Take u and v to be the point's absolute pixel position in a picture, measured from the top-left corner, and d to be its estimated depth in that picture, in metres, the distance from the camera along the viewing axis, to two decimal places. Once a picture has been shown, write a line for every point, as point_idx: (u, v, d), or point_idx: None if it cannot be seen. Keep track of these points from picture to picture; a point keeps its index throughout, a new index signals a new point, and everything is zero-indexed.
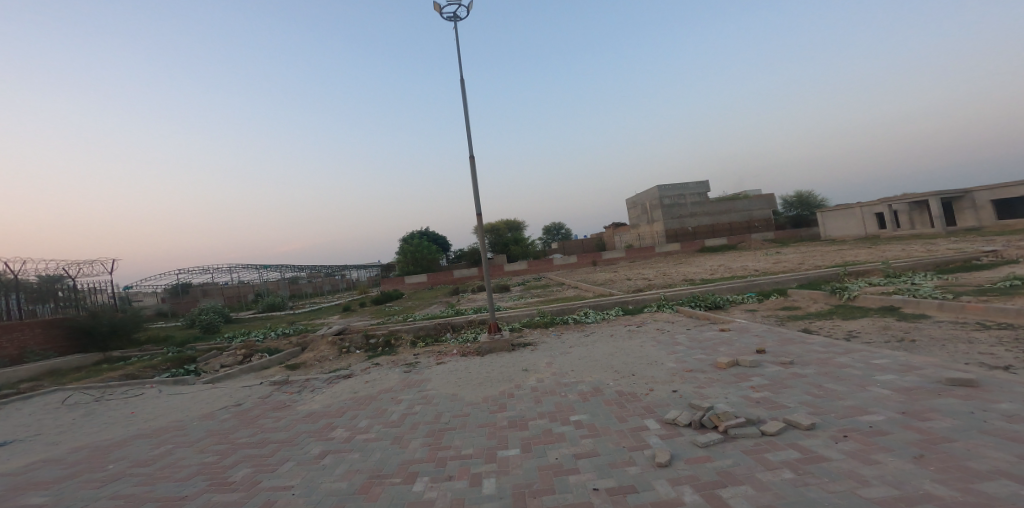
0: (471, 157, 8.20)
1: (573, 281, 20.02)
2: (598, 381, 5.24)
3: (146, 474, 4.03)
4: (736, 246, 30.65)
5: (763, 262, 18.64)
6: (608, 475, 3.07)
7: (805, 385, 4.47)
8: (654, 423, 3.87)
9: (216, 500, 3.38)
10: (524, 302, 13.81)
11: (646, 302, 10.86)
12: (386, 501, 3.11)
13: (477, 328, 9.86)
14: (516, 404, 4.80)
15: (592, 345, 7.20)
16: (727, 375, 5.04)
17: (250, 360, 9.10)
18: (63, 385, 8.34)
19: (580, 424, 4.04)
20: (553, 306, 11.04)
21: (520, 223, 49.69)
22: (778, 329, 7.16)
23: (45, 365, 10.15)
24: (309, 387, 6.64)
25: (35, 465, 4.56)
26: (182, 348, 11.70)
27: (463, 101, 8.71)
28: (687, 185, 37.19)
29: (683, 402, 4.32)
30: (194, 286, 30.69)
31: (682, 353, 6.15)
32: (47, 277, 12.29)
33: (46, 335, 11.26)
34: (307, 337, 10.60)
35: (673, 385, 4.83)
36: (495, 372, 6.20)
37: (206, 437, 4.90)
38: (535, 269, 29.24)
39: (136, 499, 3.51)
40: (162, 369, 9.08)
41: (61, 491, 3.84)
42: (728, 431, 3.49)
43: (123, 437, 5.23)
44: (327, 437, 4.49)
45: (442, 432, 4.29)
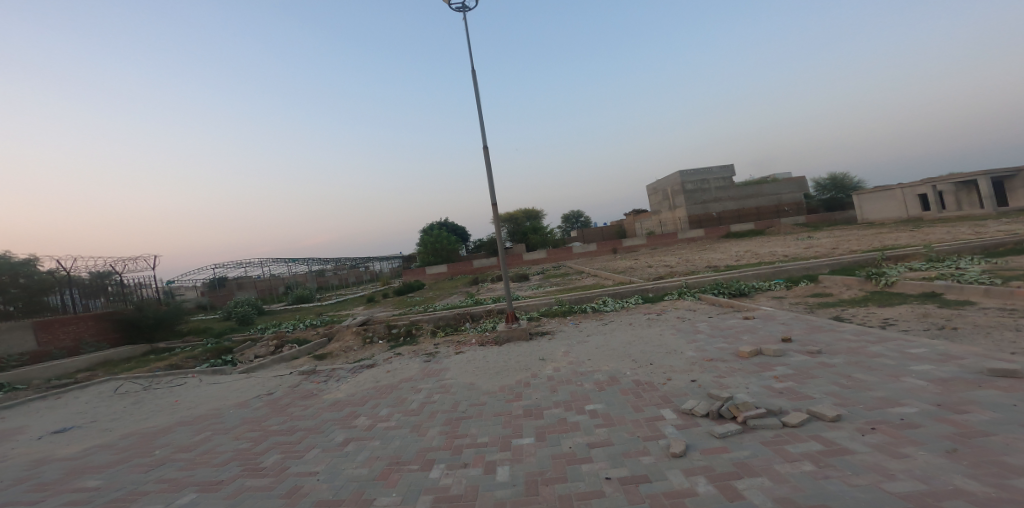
0: (485, 145, 8.15)
1: (591, 270, 19.72)
2: (615, 370, 5.19)
3: (186, 460, 4.27)
4: (764, 232, 29.58)
5: (793, 248, 17.88)
6: (621, 465, 3.06)
7: (832, 375, 4.30)
8: (671, 413, 3.82)
9: (249, 484, 3.57)
10: (543, 292, 13.74)
11: (667, 290, 10.65)
12: (403, 487, 3.20)
13: (496, 317, 9.95)
14: (532, 393, 4.81)
15: (610, 334, 7.14)
16: (750, 365, 4.90)
17: (281, 350, 9.48)
18: (115, 375, 8.91)
19: (595, 413, 4.02)
20: (571, 295, 10.96)
21: (539, 212, 49.67)
22: (806, 317, 6.90)
23: (99, 356, 10.86)
24: (333, 377, 6.83)
25: (90, 450, 4.92)
26: (220, 340, 12.25)
27: (476, 91, 8.64)
28: (710, 169, 35.55)
29: (701, 392, 4.23)
30: (229, 280, 32.38)
31: (703, 342, 6.01)
32: (97, 274, 12.96)
33: (98, 328, 11.99)
34: (333, 327, 10.95)
35: (692, 374, 4.73)
36: (512, 361, 6.23)
37: (240, 425, 5.15)
38: (554, 258, 29.05)
39: (177, 484, 3.72)
40: (202, 360, 9.61)
41: (112, 475, 4.13)
42: (747, 421, 3.42)
43: (167, 424, 5.55)
44: (350, 425, 4.63)
45: (459, 420, 4.35)
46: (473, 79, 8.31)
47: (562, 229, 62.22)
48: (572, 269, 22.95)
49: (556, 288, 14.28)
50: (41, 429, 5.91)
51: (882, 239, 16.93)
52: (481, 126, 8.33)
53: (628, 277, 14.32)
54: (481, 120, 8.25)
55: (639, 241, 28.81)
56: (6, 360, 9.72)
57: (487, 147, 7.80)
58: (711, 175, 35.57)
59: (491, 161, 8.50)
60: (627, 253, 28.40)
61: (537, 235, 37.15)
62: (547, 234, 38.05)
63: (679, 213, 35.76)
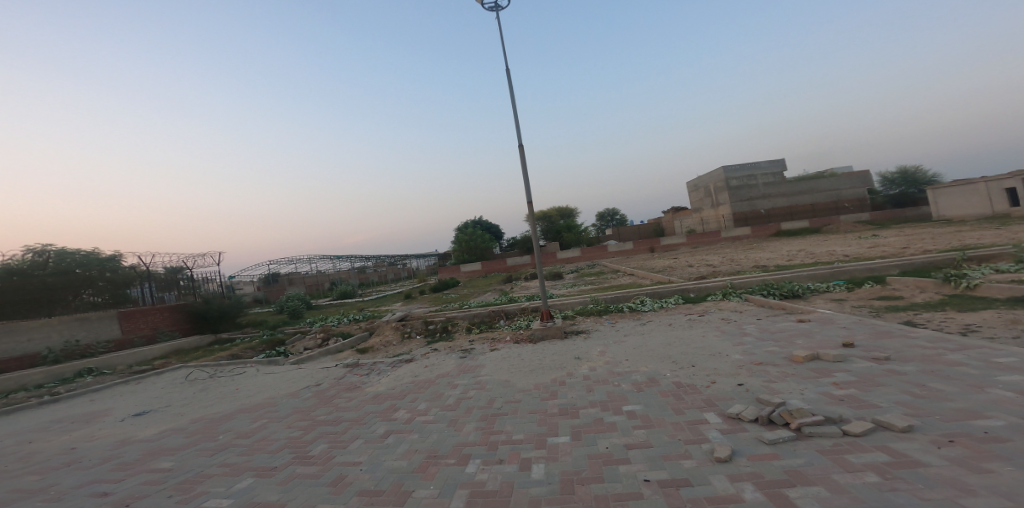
0: (519, 142, 8.17)
1: (628, 269, 19.22)
2: (654, 371, 5.00)
3: (244, 446, 4.58)
4: (820, 230, 27.58)
5: (854, 247, 16.50)
6: (661, 467, 2.94)
7: (902, 383, 3.90)
8: (715, 417, 3.62)
9: (299, 472, 3.76)
10: (578, 290, 13.56)
11: (710, 290, 10.16)
12: (440, 481, 3.25)
13: (530, 315, 9.92)
14: (567, 392, 4.74)
15: (648, 335, 6.90)
16: (805, 370, 4.55)
17: (327, 343, 9.97)
18: (185, 363, 9.75)
19: (632, 414, 3.89)
20: (607, 294, 10.72)
21: (573, 210, 49.14)
22: (871, 321, 6.33)
23: (172, 345, 11.91)
24: (375, 370, 7.08)
25: (165, 433, 5.40)
26: (273, 333, 13.11)
27: (510, 89, 8.70)
28: (759, 164, 33.71)
29: (749, 396, 3.98)
30: (281, 276, 34.52)
31: (751, 345, 5.67)
32: (170, 269, 14.20)
33: (172, 318, 13.21)
34: (374, 322, 11.37)
35: (739, 378, 4.46)
36: (547, 359, 6.18)
37: (292, 414, 5.45)
38: (589, 256, 28.58)
39: (237, 469, 4.00)
40: (258, 351, 10.31)
41: (182, 458, 4.50)
42: (802, 429, 3.17)
43: (228, 411, 5.99)
44: (391, 417, 4.77)
45: (495, 417, 4.36)
46: (507, 77, 8.36)
47: (598, 227, 61.19)
48: (608, 267, 22.48)
49: (592, 287, 14.03)
50: (124, 411, 6.57)
51: (961, 238, 15.24)
52: (516, 124, 8.32)
53: (667, 276, 13.81)
54: (515, 119, 8.23)
55: (680, 240, 27.81)
56: (95, 347, 10.96)
57: (521, 145, 7.78)
58: (759, 170, 33.82)
59: (525, 158, 8.50)
60: (667, 251, 27.46)
61: (573, 234, 36.78)
62: (583, 233, 37.56)
63: (723, 210, 33.98)
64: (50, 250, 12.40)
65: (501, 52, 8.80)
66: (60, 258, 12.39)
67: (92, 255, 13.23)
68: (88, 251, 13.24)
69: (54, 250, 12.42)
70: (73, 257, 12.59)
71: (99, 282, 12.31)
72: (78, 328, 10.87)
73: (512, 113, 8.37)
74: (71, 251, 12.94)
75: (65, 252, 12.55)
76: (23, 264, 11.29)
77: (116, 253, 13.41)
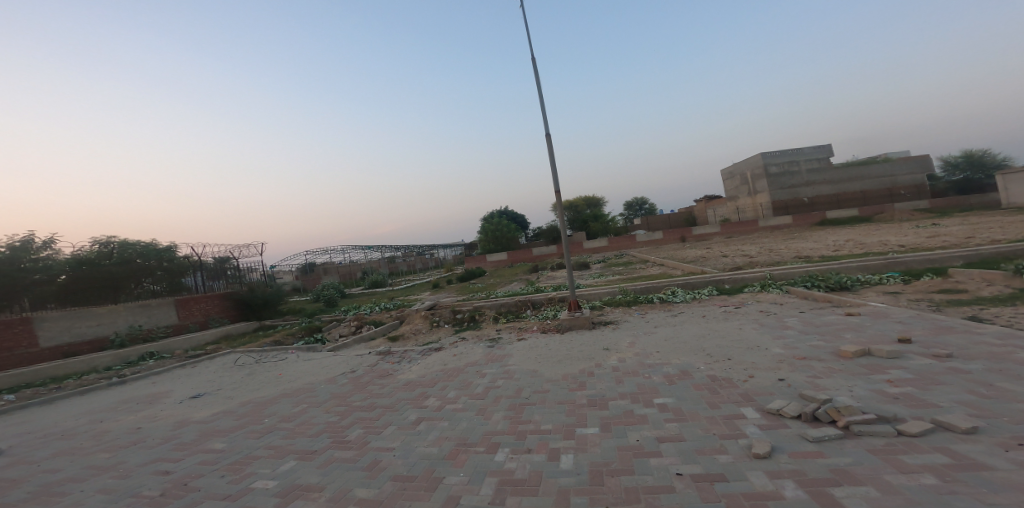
0: (546, 129, 8.06)
1: (657, 259, 18.69)
2: (686, 364, 4.85)
3: (287, 430, 4.81)
4: (871, 218, 25.82)
5: (909, 237, 15.33)
6: (695, 462, 2.84)
7: (966, 382, 3.59)
8: (753, 412, 3.47)
9: (336, 456, 3.91)
10: (605, 281, 13.34)
11: (747, 281, 9.72)
12: (470, 469, 3.29)
13: (558, 305, 9.85)
14: (596, 383, 4.67)
15: (681, 326, 6.69)
16: (853, 366, 4.27)
17: (360, 331, 10.31)
18: (233, 348, 10.38)
19: (664, 407, 3.78)
20: (637, 284, 10.47)
21: (600, 200, 48.35)
22: (929, 316, 5.86)
23: (222, 331, 12.67)
24: (406, 358, 7.26)
25: (216, 415, 5.77)
26: (311, 320, 13.72)
27: (537, 76, 8.58)
28: (801, 150, 31.90)
29: (791, 392, 3.78)
30: (317, 266, 35.91)
31: (793, 338, 5.38)
32: (219, 259, 15.02)
33: (221, 306, 14.05)
34: (404, 311, 11.64)
35: (779, 373, 4.25)
36: (575, 350, 6.11)
37: (329, 399, 5.68)
38: (616, 246, 28.01)
39: (281, 451, 4.21)
40: (297, 337, 10.82)
41: (232, 439, 4.79)
42: (850, 427, 2.98)
43: (272, 395, 6.31)
44: (422, 405, 4.87)
45: (523, 406, 4.36)
46: (534, 64, 8.24)
47: (627, 217, 59.97)
48: (637, 257, 22.00)
49: (620, 277, 13.77)
50: (181, 394, 7.05)
51: None
52: (543, 114, 8.19)
53: (700, 266, 13.36)
54: (542, 108, 8.10)
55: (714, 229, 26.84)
56: (156, 331, 11.89)
57: (548, 134, 7.65)
58: (802, 155, 32.07)
59: (552, 146, 8.37)
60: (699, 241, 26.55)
61: (601, 223, 36.22)
62: (611, 222, 36.91)
63: (761, 198, 32.29)
64: (113, 241, 13.11)
65: (527, 41, 8.65)
66: (122, 247, 13.00)
67: (149, 244, 13.84)
68: (146, 241, 13.85)
69: (116, 240, 13.09)
70: (133, 247, 13.11)
71: (157, 271, 13.30)
72: (140, 315, 11.77)
73: (539, 100, 8.26)
74: (132, 241, 13.54)
75: (126, 242, 13.11)
76: (91, 255, 12.02)
77: (172, 243, 14.41)
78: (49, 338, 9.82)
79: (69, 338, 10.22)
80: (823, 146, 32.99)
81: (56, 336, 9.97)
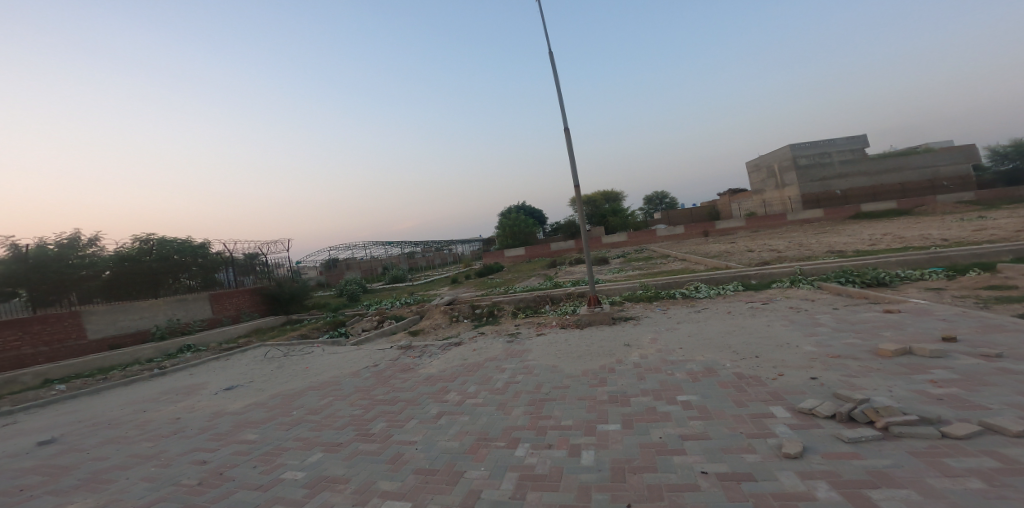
0: (564, 123, 7.99)
1: (678, 254, 18.29)
2: (711, 361, 4.72)
3: (314, 422, 4.94)
4: (909, 211, 24.53)
5: (953, 230, 14.48)
6: (721, 460, 2.76)
7: (1018, 384, 3.35)
8: (783, 411, 3.34)
9: (361, 448, 3.99)
10: (625, 276, 13.15)
11: (775, 276, 9.39)
12: (491, 463, 3.30)
13: (577, 300, 9.77)
14: (617, 379, 4.61)
15: (705, 322, 6.51)
16: (892, 365, 4.06)
17: (382, 326, 10.50)
18: (262, 342, 10.76)
19: (688, 404, 3.69)
20: (658, 280, 10.27)
21: (620, 194, 47.71)
22: (976, 313, 5.51)
23: (253, 325, 13.13)
24: (427, 352, 7.35)
25: (248, 407, 5.99)
26: (335, 315, 14.07)
27: (554, 69, 8.50)
28: (834, 140, 30.56)
29: (824, 391, 3.62)
30: (339, 262, 36.76)
31: (825, 336, 5.16)
32: (248, 255, 15.56)
33: (252, 300, 14.61)
34: (424, 306, 11.78)
35: (811, 371, 4.08)
36: (595, 346, 6.04)
37: (354, 392, 5.81)
38: (636, 240, 27.55)
39: (309, 443, 4.33)
40: (322, 332, 11.11)
41: (263, 430, 4.96)
42: (889, 428, 2.83)
43: (300, 388, 6.50)
44: (443, 399, 4.92)
45: (543, 402, 4.34)
46: (551, 57, 8.17)
47: (647, 212, 59.03)
48: (658, 252, 21.61)
49: (640, 272, 13.55)
50: (215, 385, 7.36)
51: None
52: (561, 109, 8.09)
53: (724, 261, 12.99)
54: (560, 101, 8.01)
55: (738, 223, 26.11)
56: (193, 325, 12.45)
57: (568, 130, 7.58)
58: (834, 147, 30.72)
59: (571, 139, 8.28)
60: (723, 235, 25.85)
61: (620, 218, 35.74)
62: (631, 217, 36.37)
63: (789, 191, 31.19)
64: (153, 238, 13.97)
65: (543, 35, 8.54)
66: (161, 245, 13.88)
67: (186, 242, 14.79)
68: (184, 239, 14.73)
69: (156, 238, 13.95)
70: (171, 244, 14.01)
71: (193, 267, 13.90)
72: (178, 309, 12.33)
73: (557, 93, 8.19)
74: (170, 238, 14.43)
75: (164, 240, 14.03)
76: (132, 251, 12.89)
77: (206, 240, 15.05)
78: (96, 330, 10.42)
79: (114, 330, 10.81)
80: (857, 137, 31.49)
81: (103, 328, 10.57)
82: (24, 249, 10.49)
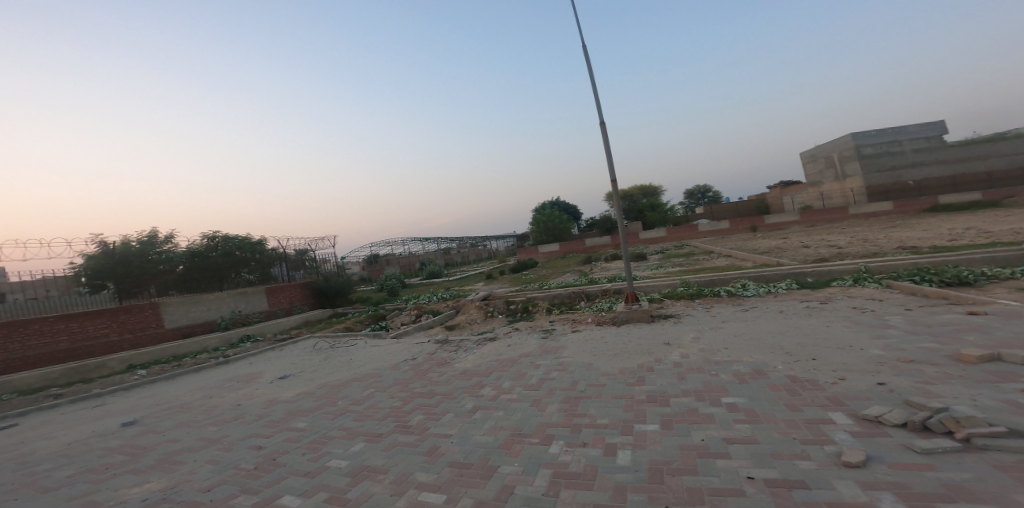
0: (599, 113, 7.79)
1: (724, 250, 17.33)
2: (761, 362, 4.41)
3: (357, 412, 5.14)
4: (996, 203, 21.90)
5: None
6: (769, 466, 2.56)
7: None
8: (843, 418, 3.05)
9: (399, 439, 4.10)
10: (664, 272, 12.66)
11: (834, 274, 8.66)
12: (524, 459, 3.27)
13: (613, 297, 9.52)
14: (656, 379, 4.42)
15: (753, 322, 6.12)
16: (975, 372, 3.60)
17: (420, 320, 10.76)
18: (311, 334, 11.37)
19: (734, 407, 3.47)
20: (701, 277, 9.77)
21: (659, 189, 46.14)
22: None
23: (303, 317, 13.92)
24: (462, 347, 7.44)
25: (298, 396, 6.33)
26: (376, 309, 14.62)
27: (588, 59, 8.31)
28: (905, 127, 28.10)
29: (893, 398, 3.27)
30: (380, 258, 38.11)
31: (895, 339, 4.67)
32: (299, 250, 16.18)
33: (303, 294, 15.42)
34: (460, 301, 11.95)
35: (877, 377, 3.70)
36: (633, 344, 5.84)
37: (393, 385, 5.98)
38: (677, 236, 26.42)
39: (351, 433, 4.51)
40: (364, 325, 11.57)
41: (312, 419, 5.23)
42: (971, 440, 2.50)
43: (344, 379, 6.79)
44: (478, 394, 4.95)
45: (578, 399, 4.24)
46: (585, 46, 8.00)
47: (689, 206, 56.72)
48: (700, 247, 20.65)
49: (682, 268, 12.97)
50: (270, 375, 7.86)
51: None
52: (596, 99, 7.90)
53: (775, 258, 12.16)
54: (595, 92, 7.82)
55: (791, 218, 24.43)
56: (253, 317, 13.39)
57: (603, 121, 7.37)
58: (906, 134, 28.18)
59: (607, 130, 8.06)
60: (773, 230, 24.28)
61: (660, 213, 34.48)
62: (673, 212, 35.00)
63: (850, 183, 28.81)
64: (219, 235, 14.79)
65: (576, 27, 8.37)
66: (226, 241, 14.66)
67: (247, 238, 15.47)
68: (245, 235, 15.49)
69: (221, 234, 14.80)
70: (234, 239, 14.70)
71: (252, 262, 14.78)
72: (240, 301, 13.28)
73: (592, 84, 8.00)
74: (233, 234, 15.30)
75: (228, 236, 14.72)
76: (201, 247, 13.87)
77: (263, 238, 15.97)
78: (171, 320, 11.47)
79: (186, 321, 11.83)
80: (933, 123, 28.51)
81: (177, 319, 11.62)
82: (110, 246, 11.72)
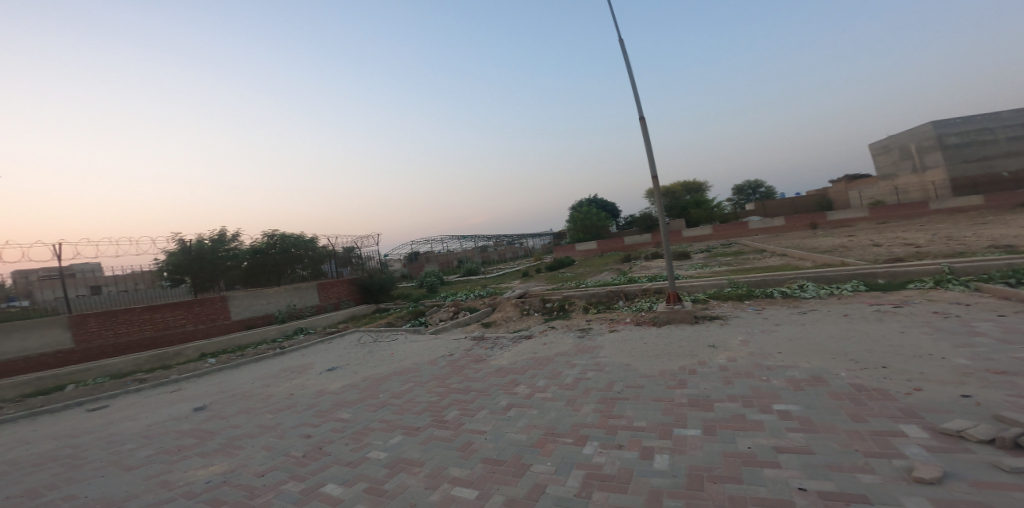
0: (636, 102, 7.52)
1: (778, 249, 16.12)
2: (820, 369, 4.03)
3: (396, 406, 5.29)
4: None
5: None
6: (826, 478, 2.31)
7: None
8: (917, 431, 2.70)
9: (435, 434, 4.16)
10: (710, 271, 11.96)
11: (909, 275, 7.77)
12: (557, 459, 3.19)
13: (653, 297, 9.16)
14: (698, 382, 4.17)
15: (811, 325, 5.61)
16: None
17: (458, 316, 10.94)
18: (357, 328, 11.93)
19: (787, 415, 3.18)
20: (752, 276, 9.12)
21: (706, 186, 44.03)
22: None
23: (349, 312, 14.67)
24: (498, 344, 7.46)
25: (345, 388, 6.63)
26: (416, 305, 15.11)
27: (625, 47, 8.03)
28: (998, 114, 25.07)
29: (981, 413, 2.85)
30: (421, 256, 39.14)
31: (985, 348, 4.08)
32: (347, 248, 17.03)
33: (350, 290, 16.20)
34: (497, 298, 12.02)
35: (963, 389, 3.25)
36: (675, 346, 5.55)
37: (431, 380, 6.10)
38: (725, 234, 24.91)
39: (391, 425, 4.64)
40: (405, 320, 11.97)
41: (356, 410, 5.45)
42: None
43: (386, 373, 7.03)
44: (512, 391, 4.92)
45: (614, 400, 4.09)
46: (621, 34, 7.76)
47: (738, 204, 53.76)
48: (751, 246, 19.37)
49: (729, 267, 12.21)
50: (321, 367, 8.31)
51: None
52: (632, 87, 7.64)
53: (837, 257, 11.13)
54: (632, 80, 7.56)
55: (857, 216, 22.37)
56: (307, 310, 14.24)
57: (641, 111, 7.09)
58: (999, 122, 25.05)
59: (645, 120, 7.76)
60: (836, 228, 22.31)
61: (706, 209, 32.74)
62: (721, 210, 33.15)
63: (929, 176, 25.96)
64: (276, 234, 15.96)
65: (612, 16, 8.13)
66: (283, 238, 15.81)
67: (301, 236, 16.67)
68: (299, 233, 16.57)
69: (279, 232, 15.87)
70: (290, 237, 15.84)
71: (305, 259, 15.86)
72: (295, 296, 14.14)
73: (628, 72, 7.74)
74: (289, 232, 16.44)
75: (285, 234, 15.87)
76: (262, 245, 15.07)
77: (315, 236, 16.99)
78: (237, 312, 12.45)
79: (249, 313, 12.78)
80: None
81: (242, 311, 12.58)
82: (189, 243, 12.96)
